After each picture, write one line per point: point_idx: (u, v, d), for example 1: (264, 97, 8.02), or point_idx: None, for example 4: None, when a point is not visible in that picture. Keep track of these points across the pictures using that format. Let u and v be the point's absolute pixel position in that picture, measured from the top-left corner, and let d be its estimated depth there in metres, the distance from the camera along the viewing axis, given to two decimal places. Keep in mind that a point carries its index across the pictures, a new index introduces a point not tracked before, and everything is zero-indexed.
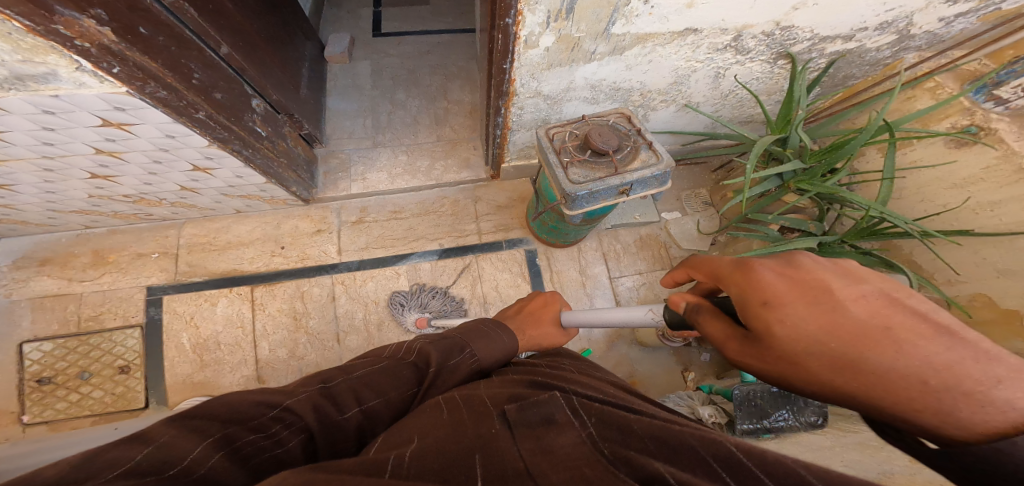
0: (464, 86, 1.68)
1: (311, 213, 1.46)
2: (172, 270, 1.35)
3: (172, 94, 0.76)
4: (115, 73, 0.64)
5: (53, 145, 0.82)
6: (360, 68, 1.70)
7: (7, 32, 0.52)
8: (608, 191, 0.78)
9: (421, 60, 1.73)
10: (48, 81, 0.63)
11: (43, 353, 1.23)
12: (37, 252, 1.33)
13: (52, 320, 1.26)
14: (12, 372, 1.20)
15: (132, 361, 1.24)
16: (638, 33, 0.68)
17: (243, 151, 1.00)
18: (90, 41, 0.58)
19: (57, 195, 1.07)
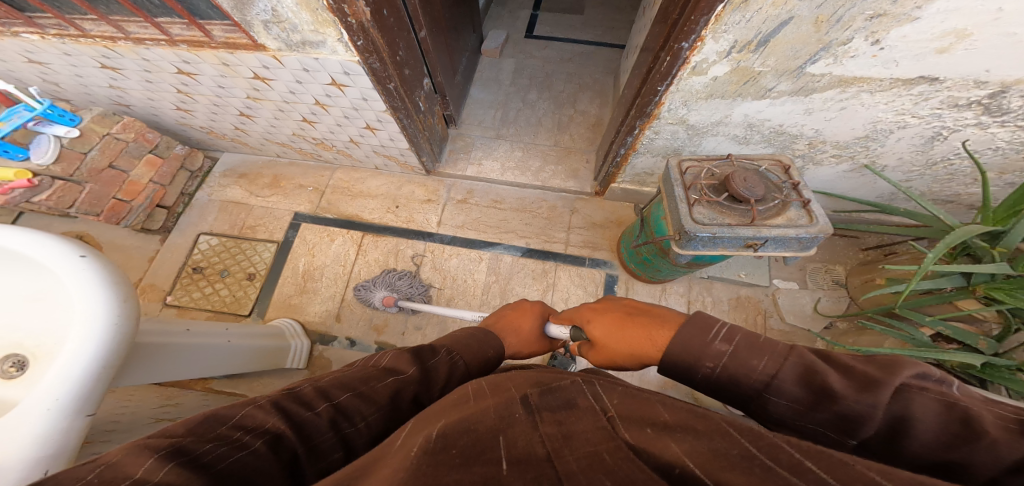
0: (595, 99, 1.68)
1: (427, 183, 1.61)
2: (316, 204, 1.61)
3: (382, 66, 0.88)
4: (358, 45, 0.78)
5: (293, 94, 1.05)
6: (505, 63, 1.81)
7: (316, 7, 0.70)
8: (733, 241, 0.70)
9: (560, 66, 1.78)
10: (317, 48, 0.82)
11: (209, 245, 1.55)
12: (239, 167, 1.70)
13: (225, 221, 1.60)
14: (185, 254, 1.53)
15: (259, 271, 1.50)
16: (846, 75, 0.58)
17: (405, 120, 1.11)
18: (358, 18, 0.72)
19: (275, 129, 1.36)
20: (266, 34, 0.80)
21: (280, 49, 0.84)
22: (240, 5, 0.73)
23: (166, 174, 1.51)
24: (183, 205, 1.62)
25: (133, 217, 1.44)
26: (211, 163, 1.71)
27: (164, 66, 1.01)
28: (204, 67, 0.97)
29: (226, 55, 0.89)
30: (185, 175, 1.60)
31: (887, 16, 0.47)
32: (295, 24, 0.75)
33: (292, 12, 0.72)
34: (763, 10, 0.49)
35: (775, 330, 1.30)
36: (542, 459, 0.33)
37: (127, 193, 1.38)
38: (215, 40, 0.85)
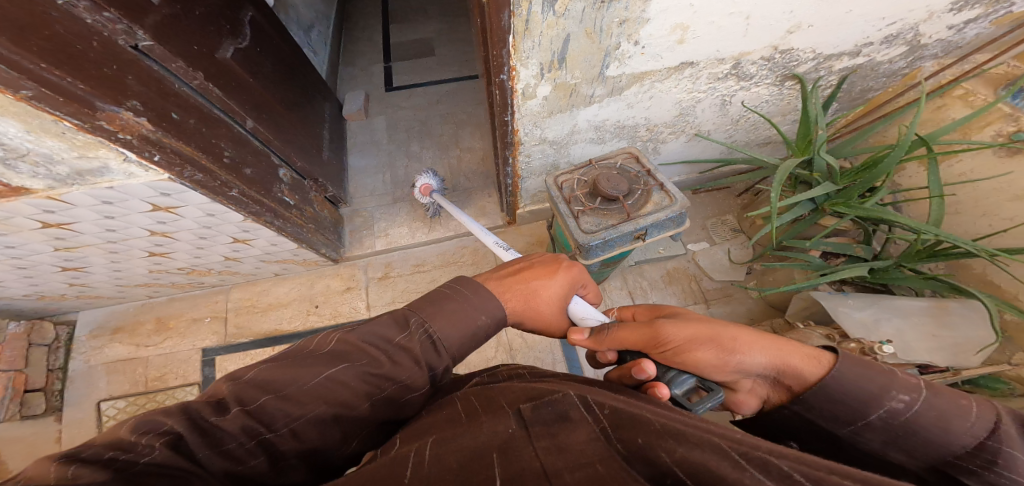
0: (476, 132, 1.75)
1: (340, 272, 1.51)
2: (223, 333, 1.41)
3: (208, 176, 0.81)
4: (156, 159, 0.69)
5: (115, 231, 0.91)
6: (376, 123, 1.80)
7: (63, 132, 0.58)
8: (623, 237, 0.75)
9: (431, 110, 1.82)
10: (103, 174, 0.70)
11: (118, 408, 1.28)
12: (110, 321, 1.40)
13: (124, 381, 1.32)
14: (92, 428, 1.24)
15: None
16: (634, 72, 0.69)
17: (275, 222, 1.05)
18: (131, 131, 0.62)
19: (122, 272, 1.16)
20: (15, 174, 0.62)
21: (53, 189, 0.69)
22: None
23: (14, 357, 1.20)
24: (59, 380, 1.31)
25: None
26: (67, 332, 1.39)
27: None
28: None
29: None
30: (41, 350, 1.29)
31: (630, 20, 0.57)
32: (49, 154, 0.61)
33: (29, 142, 0.57)
34: (545, 34, 0.55)
35: (712, 289, 1.43)
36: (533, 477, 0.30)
37: None
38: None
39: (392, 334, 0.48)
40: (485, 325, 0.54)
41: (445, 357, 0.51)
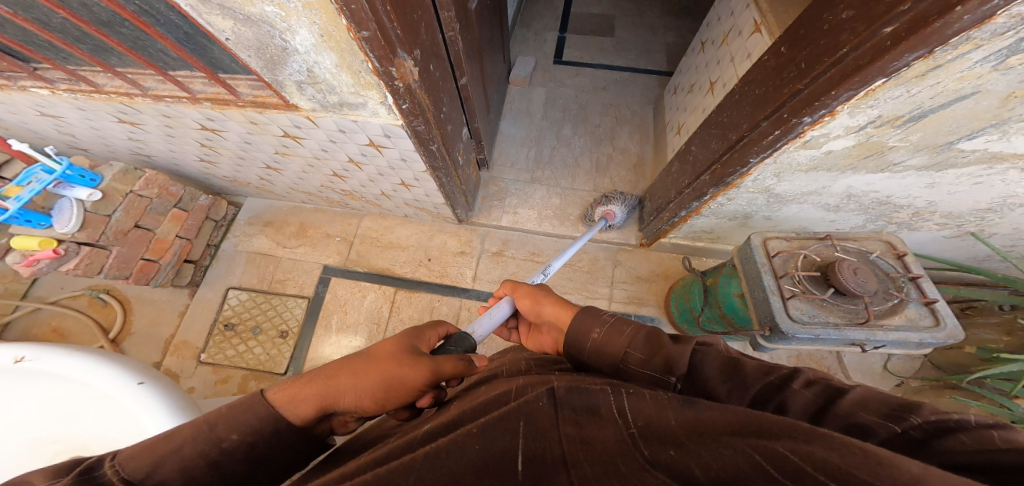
0: (635, 134, 1.60)
1: (459, 233, 1.55)
2: (344, 256, 1.56)
3: (426, 128, 0.74)
4: (403, 108, 0.63)
5: (327, 152, 0.92)
6: (535, 94, 1.72)
7: (359, 70, 0.54)
8: (841, 341, 0.67)
9: (594, 96, 1.69)
10: (356, 109, 0.67)
11: (239, 300, 1.50)
12: (265, 214, 1.63)
13: (253, 275, 1.54)
14: (213, 311, 1.48)
15: (291, 328, 1.45)
16: (1006, 152, 0.49)
17: (444, 178, 1.01)
18: (405, 81, 0.57)
19: (303, 181, 1.29)
20: (299, 95, 0.64)
21: (314, 109, 0.69)
22: (271, 66, 0.56)
23: (191, 227, 1.41)
24: (209, 257, 1.55)
25: (163, 275, 1.35)
26: (234, 210, 1.64)
27: (187, 122, 0.85)
28: (231, 125, 0.82)
29: (255, 115, 0.74)
30: (211, 225, 1.52)
31: None
32: (333, 86, 0.60)
33: (331, 74, 0.56)
34: (941, 84, 0.42)
35: None
36: (555, 465, 0.32)
37: (155, 251, 1.30)
38: (242, 99, 0.69)
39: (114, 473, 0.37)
40: (239, 443, 0.40)
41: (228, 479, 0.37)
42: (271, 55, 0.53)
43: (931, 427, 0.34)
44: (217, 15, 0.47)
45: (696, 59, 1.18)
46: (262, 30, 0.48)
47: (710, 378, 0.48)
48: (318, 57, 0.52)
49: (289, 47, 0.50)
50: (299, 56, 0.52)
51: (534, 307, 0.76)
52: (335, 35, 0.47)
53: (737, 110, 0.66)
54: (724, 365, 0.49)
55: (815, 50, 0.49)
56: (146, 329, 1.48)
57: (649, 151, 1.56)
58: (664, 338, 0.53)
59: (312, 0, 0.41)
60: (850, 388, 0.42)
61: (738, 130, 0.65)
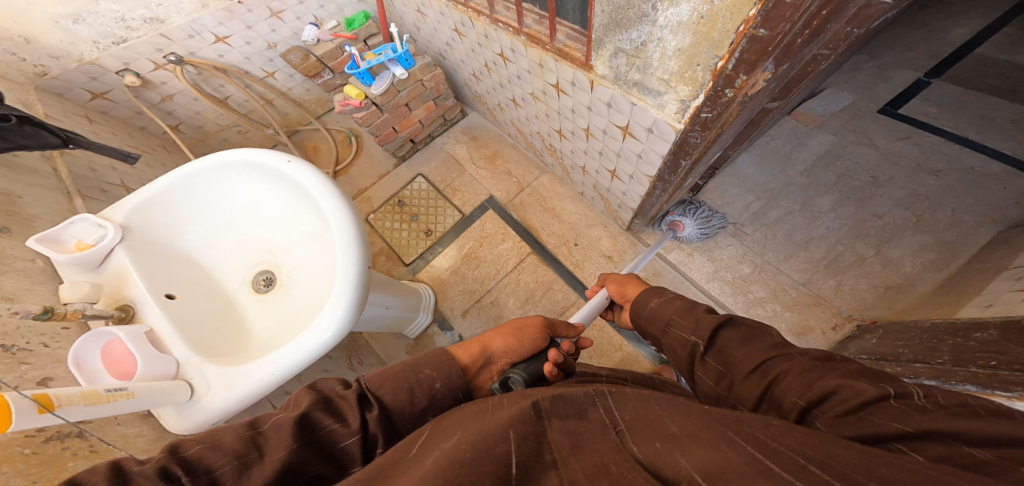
0: (926, 251, 1.14)
1: (619, 238, 1.47)
2: (511, 197, 1.64)
3: (699, 143, 0.66)
4: (702, 116, 0.57)
5: (574, 113, 0.92)
6: (809, 143, 1.42)
7: (696, 64, 0.51)
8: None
9: (891, 179, 1.30)
10: (645, 94, 0.64)
11: (419, 187, 1.72)
12: (475, 129, 1.80)
13: (439, 173, 1.74)
14: (398, 185, 1.74)
15: (435, 232, 1.63)
16: None
17: (658, 190, 0.95)
18: (738, 94, 0.50)
19: (528, 120, 1.24)
20: (607, 60, 0.64)
21: (604, 77, 0.69)
22: (612, 26, 0.57)
23: (432, 117, 1.62)
24: (423, 144, 1.79)
25: (392, 143, 1.59)
26: (460, 116, 1.82)
27: (494, 45, 0.92)
28: (522, 59, 0.87)
29: (550, 61, 0.78)
30: (441, 121, 1.73)
31: None
32: (649, 66, 0.58)
33: (660, 55, 0.54)
34: None
35: None
36: (547, 466, 0.33)
37: (401, 125, 1.52)
38: (553, 43, 0.73)
39: (333, 392, 0.47)
40: (429, 375, 0.50)
41: (378, 410, 0.46)
42: (625, 16, 0.54)
43: (946, 400, 0.33)
44: None
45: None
46: None
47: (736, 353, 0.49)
48: (666, 35, 0.51)
49: (649, 13, 0.50)
50: (649, 26, 0.52)
51: (618, 291, 0.85)
52: (718, 21, 0.43)
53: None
54: (740, 339, 0.51)
55: None
56: (355, 176, 1.80)
57: (942, 283, 1.05)
58: (708, 313, 0.56)
59: None
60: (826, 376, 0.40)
61: None
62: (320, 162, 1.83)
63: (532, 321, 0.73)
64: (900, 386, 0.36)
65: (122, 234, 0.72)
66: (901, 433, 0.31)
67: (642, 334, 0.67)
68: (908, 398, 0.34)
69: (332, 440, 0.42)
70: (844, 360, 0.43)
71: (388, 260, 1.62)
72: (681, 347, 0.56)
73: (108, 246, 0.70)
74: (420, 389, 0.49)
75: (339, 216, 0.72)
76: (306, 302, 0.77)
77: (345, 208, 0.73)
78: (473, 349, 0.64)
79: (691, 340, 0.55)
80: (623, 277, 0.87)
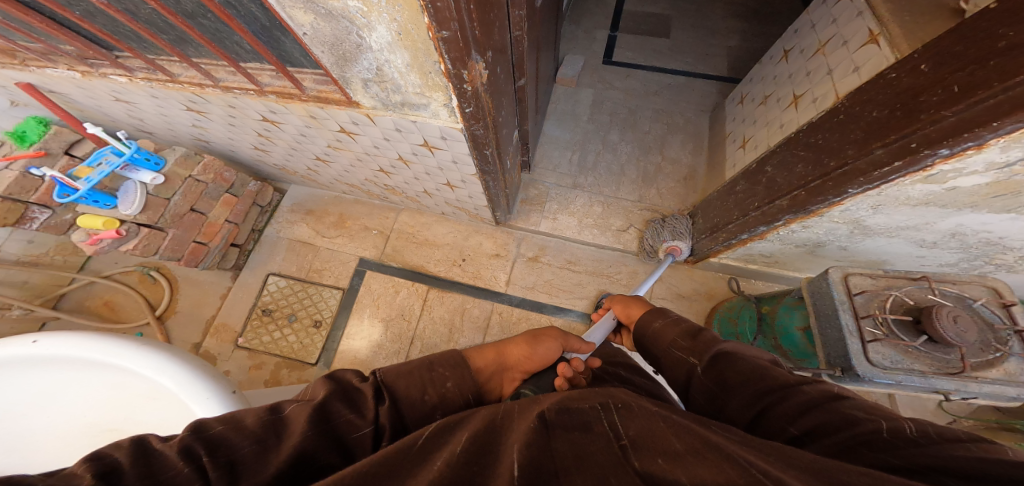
0: (687, 143, 1.51)
1: (496, 234, 1.53)
2: (381, 249, 1.56)
3: (484, 133, 0.71)
4: (466, 111, 0.61)
5: (377, 148, 0.91)
6: (582, 95, 1.66)
7: (429, 71, 0.54)
8: (924, 386, 0.66)
9: (645, 101, 1.61)
10: (416, 110, 0.66)
11: (278, 286, 1.51)
12: (308, 202, 1.65)
13: (293, 262, 1.55)
14: (253, 297, 1.49)
15: (324, 318, 1.46)
16: None
17: (490, 182, 1.00)
18: (474, 84, 0.55)
19: (346, 172, 1.19)
20: (364, 92, 0.64)
21: (374, 107, 0.69)
22: (342, 63, 0.57)
23: (243, 211, 1.39)
24: (251, 242, 1.57)
25: (213, 259, 1.32)
26: (278, 196, 1.66)
27: (250, 113, 0.85)
28: (291, 118, 0.81)
29: (316, 110, 0.74)
30: (257, 210, 1.53)
31: None
32: (399, 85, 0.60)
33: (399, 74, 0.56)
34: None
35: None
36: (551, 475, 0.31)
37: (206, 235, 1.28)
38: (306, 94, 0.69)
39: (348, 384, 0.48)
40: (442, 374, 0.53)
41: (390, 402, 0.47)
42: (344, 51, 0.53)
43: (937, 437, 0.36)
44: (300, 10, 0.47)
45: (777, 70, 1.07)
46: (340, 26, 0.48)
47: (733, 372, 0.54)
48: (390, 56, 0.53)
49: (362, 44, 0.51)
50: (371, 53, 0.53)
51: (623, 309, 0.88)
52: (412, 33, 0.46)
53: (842, 133, 0.63)
54: (736, 368, 0.54)
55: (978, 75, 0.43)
56: (190, 310, 1.49)
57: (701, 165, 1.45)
58: (708, 335, 0.61)
59: None
60: (852, 410, 0.42)
61: (847, 152, 0.61)
62: (127, 316, 1.46)
63: (550, 332, 0.73)
64: (895, 422, 0.39)
65: None
66: (895, 465, 0.34)
67: (646, 354, 0.72)
68: (902, 432, 0.37)
69: (344, 430, 0.42)
70: (844, 394, 0.46)
71: (292, 369, 1.39)
72: (680, 366, 0.61)
73: None
74: (432, 387, 0.51)
75: (164, 367, 0.64)
76: None
77: (174, 361, 0.65)
78: (489, 355, 0.67)
79: (689, 360, 0.60)
80: (627, 297, 0.90)
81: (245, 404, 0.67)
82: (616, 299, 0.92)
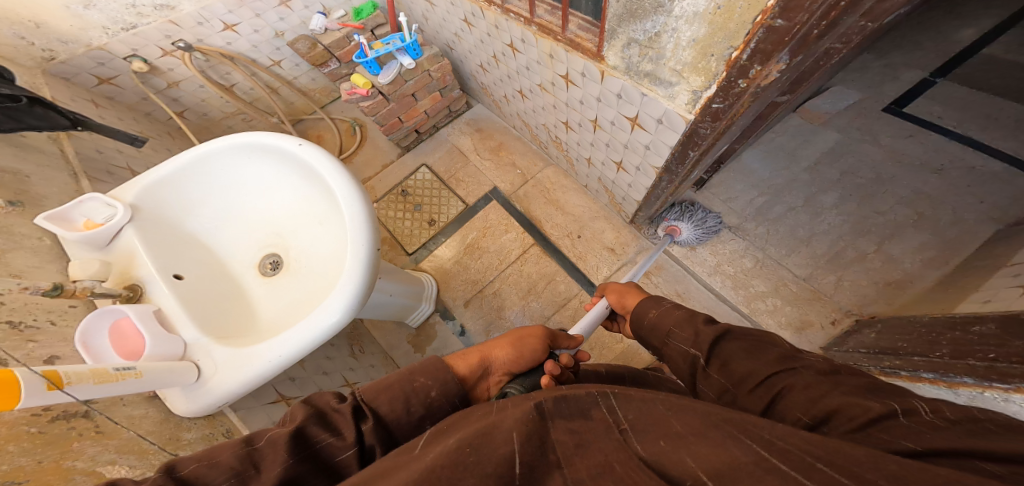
0: (928, 247, 1.16)
1: (622, 231, 1.49)
2: (515, 189, 1.65)
3: (707, 135, 0.67)
4: (712, 107, 0.58)
5: (582, 105, 0.93)
6: (816, 142, 1.44)
7: (711, 54, 0.52)
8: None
9: (878, 181, 1.32)
10: (657, 85, 0.65)
11: (423, 177, 1.73)
12: (479, 121, 1.80)
13: (444, 164, 1.74)
14: (405, 174, 1.74)
15: (439, 221, 1.64)
16: None
17: (663, 182, 0.96)
18: (751, 84, 0.51)
19: (534, 114, 1.25)
20: (620, 52, 0.65)
21: (615, 67, 0.69)
22: (627, 17, 0.59)
23: (439, 109, 1.61)
24: (428, 135, 1.80)
25: (399, 134, 1.59)
26: (465, 108, 1.82)
27: (504, 37, 0.93)
28: (531, 50, 0.87)
29: (560, 51, 0.79)
30: (445, 113, 1.72)
31: None
32: (662, 56, 0.59)
33: (674, 46, 0.56)
34: None
35: None
36: (551, 466, 0.33)
37: (408, 117, 1.52)
38: (565, 34, 0.74)
39: (327, 405, 0.45)
40: (425, 382, 0.49)
41: (373, 420, 0.45)
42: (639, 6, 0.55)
43: (952, 421, 0.32)
44: None
45: None
46: None
47: (736, 361, 0.49)
48: (683, 26, 0.52)
49: (666, 5, 0.52)
50: (665, 16, 0.53)
51: (618, 301, 0.84)
52: (736, 12, 0.45)
53: None
54: (743, 351, 0.49)
55: None
56: (359, 165, 1.79)
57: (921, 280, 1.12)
58: (705, 320, 0.56)
59: None
60: (855, 397, 0.38)
61: None
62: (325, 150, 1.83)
63: (532, 330, 0.69)
64: (906, 403, 0.35)
65: (131, 214, 0.70)
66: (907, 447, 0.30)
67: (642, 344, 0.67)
68: (918, 415, 0.33)
69: (329, 452, 0.41)
70: (848, 376, 0.42)
71: (390, 248, 1.62)
72: (682, 360, 0.55)
73: (118, 225, 0.68)
74: (414, 397, 0.48)
75: (350, 196, 0.71)
76: (315, 285, 0.76)
77: (357, 192, 0.72)
78: (472, 359, 0.61)
79: (691, 351, 0.54)
80: (621, 285, 0.87)
81: (378, 263, 0.69)
82: (612, 293, 0.86)
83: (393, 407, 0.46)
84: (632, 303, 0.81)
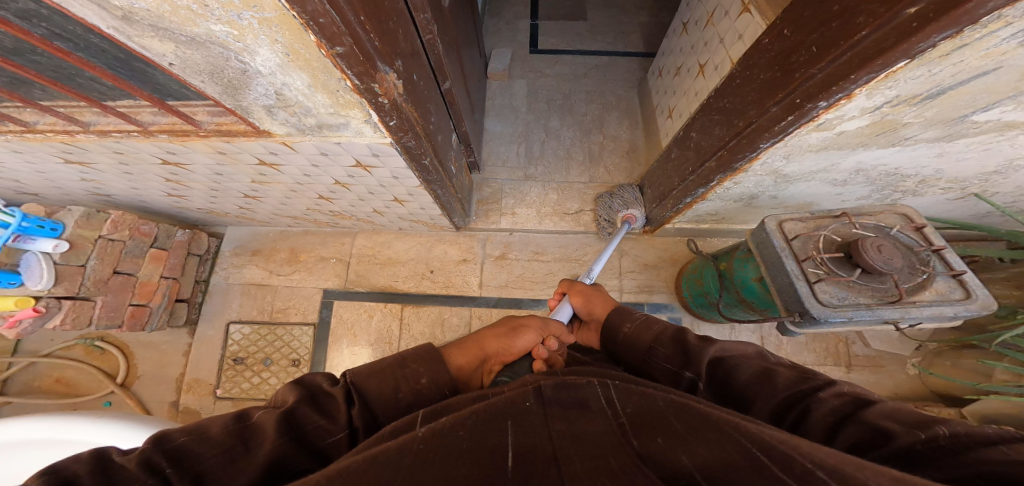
0: (623, 120, 1.57)
1: (459, 241, 1.51)
2: (344, 277, 1.50)
3: (416, 143, 0.73)
4: (391, 125, 0.63)
5: (309, 176, 0.88)
6: (516, 87, 1.67)
7: (336, 89, 0.53)
8: (873, 320, 0.66)
9: (577, 83, 1.66)
10: (338, 129, 0.64)
11: (243, 334, 1.44)
12: (251, 242, 1.55)
13: (252, 307, 1.47)
14: (219, 348, 1.42)
15: (302, 356, 1.40)
16: (1005, 122, 0.54)
17: (438, 191, 0.99)
18: (389, 95, 0.57)
19: (287, 206, 1.15)
20: (270, 119, 0.61)
21: (289, 134, 0.66)
22: (232, 91, 0.53)
23: (175, 265, 1.33)
24: (200, 293, 1.48)
25: (157, 319, 1.29)
26: (217, 242, 1.54)
27: (145, 159, 0.79)
28: (195, 157, 0.76)
29: (222, 145, 0.69)
30: (195, 260, 1.44)
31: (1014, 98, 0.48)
32: (308, 108, 0.57)
33: (303, 95, 0.54)
34: (963, 63, 0.43)
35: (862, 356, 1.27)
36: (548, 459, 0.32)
37: (142, 296, 1.24)
38: (202, 129, 0.63)
39: (319, 387, 0.48)
40: (418, 370, 0.51)
41: (361, 405, 0.47)
42: (229, 79, 0.50)
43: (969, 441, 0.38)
44: (152, 38, 0.42)
45: (681, 42, 1.14)
46: (212, 52, 0.44)
47: (743, 380, 0.53)
48: (285, 78, 0.50)
49: (248, 69, 0.48)
50: (263, 78, 0.50)
51: (586, 304, 0.85)
52: (302, 52, 0.45)
53: (742, 95, 0.68)
54: (749, 372, 0.54)
55: (829, 33, 0.50)
56: (154, 371, 1.43)
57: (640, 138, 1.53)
58: (690, 341, 0.59)
59: (270, 15, 0.38)
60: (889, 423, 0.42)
61: (750, 111, 0.66)
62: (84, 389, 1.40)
63: (531, 320, 0.73)
64: (929, 430, 0.40)
65: None
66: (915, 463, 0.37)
67: (618, 358, 0.69)
68: (935, 433, 0.39)
69: (317, 438, 0.43)
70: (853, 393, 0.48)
71: None
72: (674, 381, 0.57)
73: None
74: (410, 378, 0.51)
75: None
76: None
77: None
78: (471, 352, 0.65)
79: (685, 373, 0.56)
80: (589, 288, 0.87)
81: None
82: (576, 287, 0.89)
83: (389, 391, 0.49)
84: (603, 312, 0.81)
